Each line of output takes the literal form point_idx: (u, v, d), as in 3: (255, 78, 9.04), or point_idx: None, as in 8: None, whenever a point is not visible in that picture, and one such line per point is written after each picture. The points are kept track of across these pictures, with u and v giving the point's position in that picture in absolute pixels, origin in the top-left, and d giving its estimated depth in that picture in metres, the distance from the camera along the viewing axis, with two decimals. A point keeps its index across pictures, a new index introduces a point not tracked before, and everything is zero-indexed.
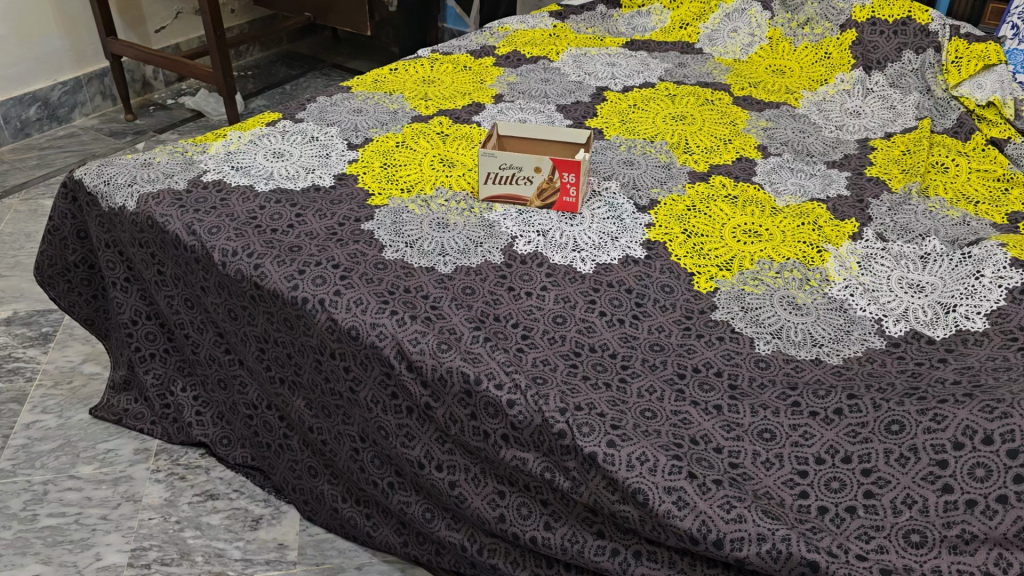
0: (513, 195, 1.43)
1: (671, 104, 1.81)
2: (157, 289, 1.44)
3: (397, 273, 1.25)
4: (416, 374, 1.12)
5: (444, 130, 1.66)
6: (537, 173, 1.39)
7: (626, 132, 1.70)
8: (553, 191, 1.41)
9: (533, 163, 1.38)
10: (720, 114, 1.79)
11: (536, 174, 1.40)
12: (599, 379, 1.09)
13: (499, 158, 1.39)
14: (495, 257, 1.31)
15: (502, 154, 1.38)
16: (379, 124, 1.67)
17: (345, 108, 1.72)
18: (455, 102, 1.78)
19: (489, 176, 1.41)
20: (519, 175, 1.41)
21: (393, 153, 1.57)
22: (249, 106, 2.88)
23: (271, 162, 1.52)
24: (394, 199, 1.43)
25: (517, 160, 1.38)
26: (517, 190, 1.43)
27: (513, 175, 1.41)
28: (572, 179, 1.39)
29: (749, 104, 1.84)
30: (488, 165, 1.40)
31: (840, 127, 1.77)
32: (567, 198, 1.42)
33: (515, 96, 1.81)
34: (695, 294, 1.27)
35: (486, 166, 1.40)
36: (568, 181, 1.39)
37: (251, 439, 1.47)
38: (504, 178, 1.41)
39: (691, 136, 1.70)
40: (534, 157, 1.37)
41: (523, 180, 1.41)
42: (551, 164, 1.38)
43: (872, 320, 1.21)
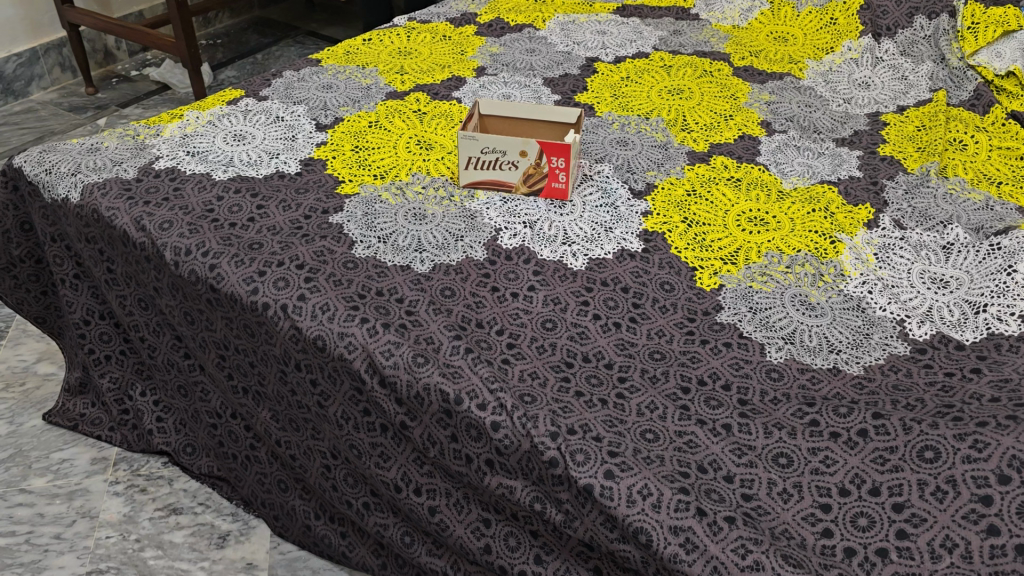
0: (496, 181, 1.31)
1: (667, 76, 1.68)
2: (108, 287, 1.31)
3: (369, 273, 1.13)
4: (390, 390, 1.00)
5: (421, 108, 1.53)
6: (523, 157, 1.27)
7: (619, 108, 1.57)
8: (541, 176, 1.29)
9: (518, 146, 1.25)
10: (719, 86, 1.66)
11: (522, 158, 1.27)
12: (594, 395, 0.98)
13: (480, 141, 1.26)
14: (477, 252, 1.18)
15: (484, 137, 1.25)
16: (351, 102, 1.53)
17: (314, 85, 1.58)
18: (434, 76, 1.64)
19: (469, 160, 1.29)
20: (502, 160, 1.28)
21: (366, 135, 1.44)
22: (218, 78, 2.72)
23: (230, 146, 1.39)
24: (366, 187, 1.31)
25: (501, 143, 1.25)
26: (501, 176, 1.30)
27: (496, 159, 1.28)
28: (562, 164, 1.26)
29: (749, 75, 1.71)
30: (469, 148, 1.27)
31: (849, 100, 1.65)
32: (556, 184, 1.29)
33: (498, 69, 1.68)
34: (698, 293, 1.15)
35: (467, 150, 1.28)
36: (558, 165, 1.27)
37: (216, 450, 1.35)
38: (487, 163, 1.29)
39: (689, 112, 1.57)
40: (519, 139, 1.24)
41: (507, 165, 1.28)
42: (538, 148, 1.26)
43: (894, 321, 1.10)
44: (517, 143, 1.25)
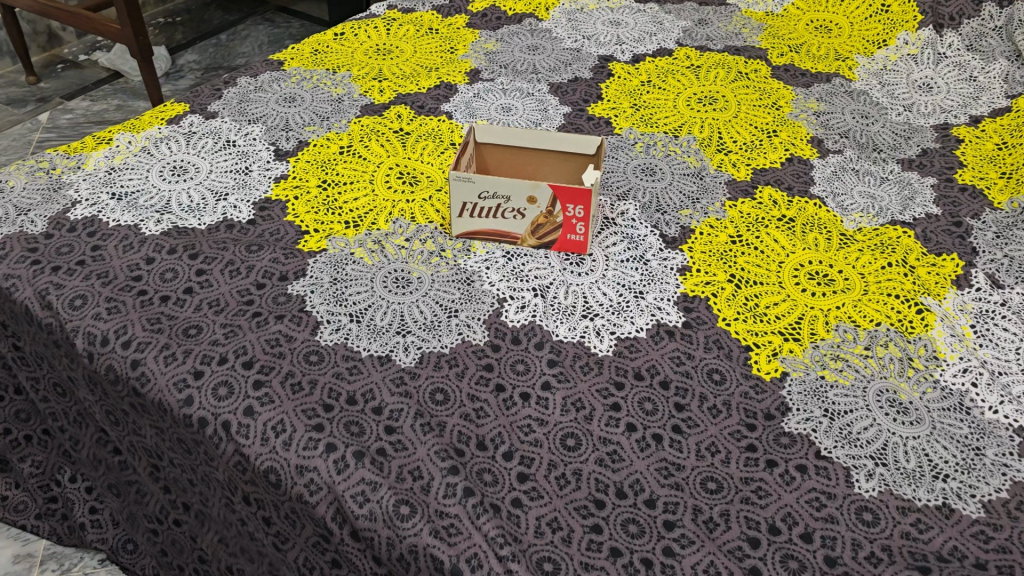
0: (497, 230, 1.05)
1: (696, 79, 1.42)
2: (17, 365, 1.05)
3: (338, 370, 0.88)
4: (366, 546, 0.77)
5: (403, 126, 1.26)
6: (532, 203, 1.01)
7: (642, 122, 1.31)
8: (554, 227, 1.03)
9: (526, 191, 1.00)
10: (758, 92, 1.39)
11: (529, 204, 1.02)
12: (635, 556, 0.74)
13: (477, 182, 1.00)
14: (476, 334, 0.93)
15: (482, 178, 0.99)
16: (317, 121, 1.27)
17: (273, 98, 1.31)
18: (419, 83, 1.37)
19: (463, 205, 1.03)
20: (505, 206, 1.02)
21: (336, 166, 1.18)
22: (176, 62, 2.43)
23: (167, 184, 1.12)
24: (335, 240, 1.05)
25: (503, 186, 1.00)
26: (504, 226, 1.05)
27: (497, 205, 1.02)
28: (581, 212, 1.01)
29: (791, 76, 1.45)
30: (463, 191, 1.02)
31: (910, 107, 1.40)
32: (572, 236, 1.04)
33: (495, 72, 1.41)
34: (757, 386, 0.91)
35: (460, 193, 1.02)
36: (576, 214, 1.02)
37: (159, 557, 1.11)
38: (486, 208, 1.03)
39: (725, 126, 1.32)
40: (526, 182, 0.99)
41: (511, 211, 1.03)
42: (550, 193, 1.00)
43: (1009, 428, 0.87)
44: (523, 187, 0.99)
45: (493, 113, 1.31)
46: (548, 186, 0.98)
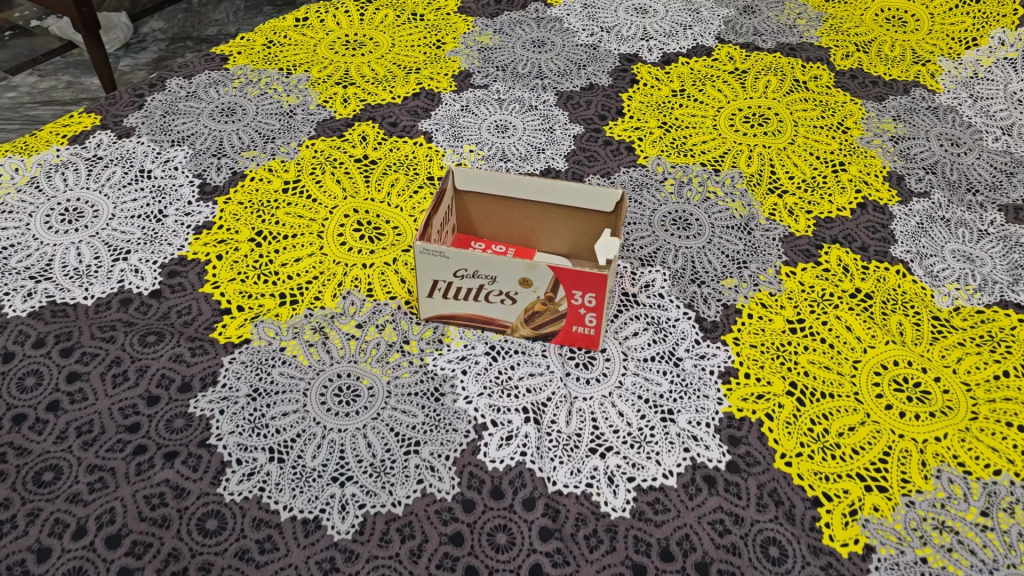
0: (480, 315, 0.79)
1: (742, 89, 1.13)
2: None
3: (242, 546, 0.62)
4: None
5: (368, 152, 0.99)
6: (526, 287, 0.75)
7: (672, 148, 1.03)
8: (556, 316, 0.77)
9: (517, 271, 0.73)
10: (819, 109, 1.11)
11: (522, 288, 0.75)
12: None
13: (450, 257, 0.74)
14: (442, 482, 0.68)
15: (456, 252, 0.73)
16: (259, 143, 0.99)
17: (207, 109, 1.04)
18: (394, 90, 1.09)
19: (434, 283, 0.77)
20: (490, 287, 0.76)
21: (276, 210, 0.91)
22: (139, 30, 2.14)
23: (52, 236, 0.86)
24: (262, 325, 0.79)
25: (486, 263, 0.73)
26: (488, 311, 0.78)
27: (479, 285, 0.76)
28: (593, 301, 0.74)
29: (859, 85, 1.16)
30: (432, 267, 0.75)
31: (1011, 129, 1.11)
32: (579, 328, 0.77)
33: (490, 75, 1.13)
34: (830, 571, 0.65)
35: (428, 269, 0.75)
36: (586, 303, 0.75)
37: None
38: (464, 288, 0.77)
39: (780, 154, 1.04)
40: (516, 259, 0.72)
41: (498, 294, 0.76)
42: (551, 277, 0.73)
43: None
44: (514, 266, 0.73)
45: (483, 134, 1.03)
46: (547, 267, 0.72)
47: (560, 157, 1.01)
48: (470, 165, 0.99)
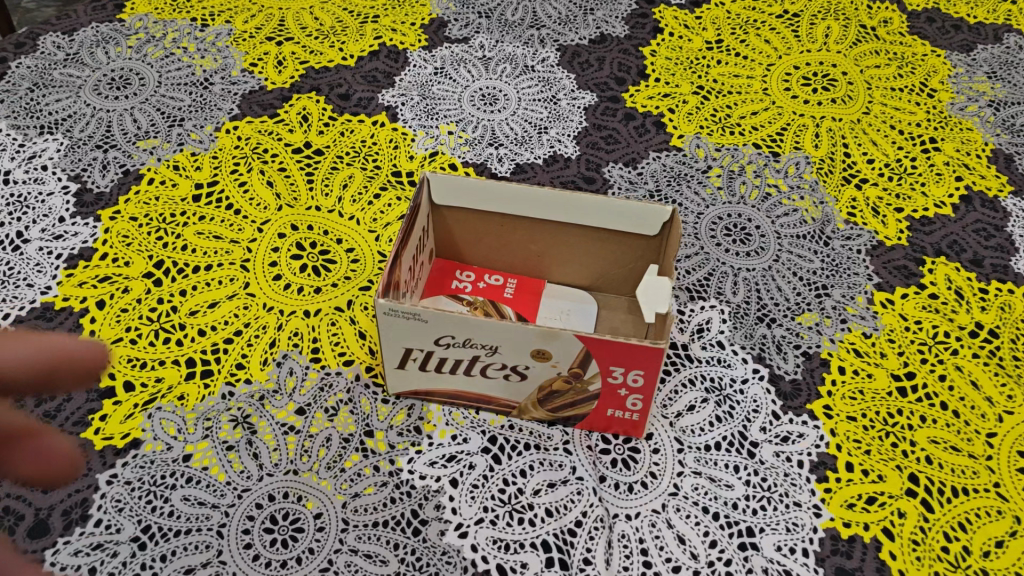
0: (473, 393, 0.55)
1: (795, 38, 0.88)
2: None
3: None
4: None
5: (311, 139, 0.73)
6: (542, 361, 0.50)
7: (715, 122, 0.79)
8: (584, 397, 0.53)
9: (529, 340, 0.49)
10: (895, 65, 0.87)
11: (535, 363, 0.51)
12: None
13: (429, 320, 0.49)
14: None
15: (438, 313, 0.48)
16: (162, 127, 0.73)
17: (91, 78, 0.77)
18: (344, 46, 0.82)
19: (405, 354, 0.52)
20: (487, 360, 0.51)
21: (183, 229, 0.65)
22: None
23: None
24: (159, 415, 0.54)
25: (484, 329, 0.49)
26: (485, 388, 0.54)
27: (471, 357, 0.51)
28: (640, 380, 0.51)
29: (938, 31, 0.91)
30: (401, 334, 0.50)
31: None
32: (617, 412, 0.54)
33: (471, 24, 0.86)
34: None
35: (395, 337, 0.51)
36: (629, 382, 0.51)
37: None
38: (449, 361, 0.52)
39: (853, 128, 0.80)
40: (529, 325, 0.48)
41: (500, 369, 0.52)
42: (579, 351, 0.49)
43: None
44: (526, 333, 0.48)
45: (465, 107, 0.78)
46: (576, 335, 0.47)
47: (568, 139, 0.76)
48: (450, 152, 0.73)
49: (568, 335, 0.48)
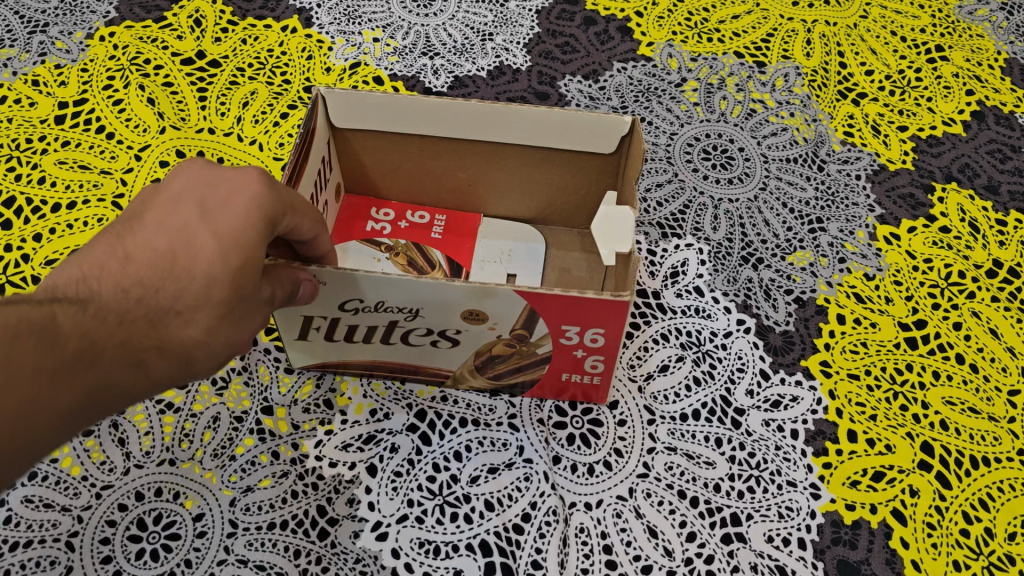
0: (394, 363, 0.44)
1: None
2: None
3: None
4: None
5: (204, 47, 0.60)
6: (476, 322, 0.39)
7: (689, 27, 0.67)
8: (531, 361, 0.42)
9: (458, 299, 0.38)
10: None
11: (470, 326, 0.40)
12: None
13: (326, 284, 0.38)
14: None
15: (337, 273, 0.37)
16: (19, 34, 0.60)
17: None
18: None
19: (305, 325, 0.41)
20: (408, 325, 0.40)
21: (40, 157, 0.53)
22: None
23: None
24: None
25: (400, 290, 0.37)
26: (410, 357, 0.43)
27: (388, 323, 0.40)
28: (601, 341, 0.40)
29: None
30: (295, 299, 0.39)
31: None
32: (573, 376, 0.44)
33: None
34: None
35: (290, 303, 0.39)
36: (587, 343, 0.41)
37: None
38: (360, 329, 0.41)
39: (850, 34, 0.68)
40: (456, 282, 0.37)
41: (425, 334, 0.41)
42: (523, 312, 0.38)
43: None
44: (452, 291, 0.37)
45: (394, 9, 0.65)
46: (515, 292, 0.37)
47: (518, 47, 0.64)
48: (375, 63, 0.61)
49: (506, 292, 0.37)
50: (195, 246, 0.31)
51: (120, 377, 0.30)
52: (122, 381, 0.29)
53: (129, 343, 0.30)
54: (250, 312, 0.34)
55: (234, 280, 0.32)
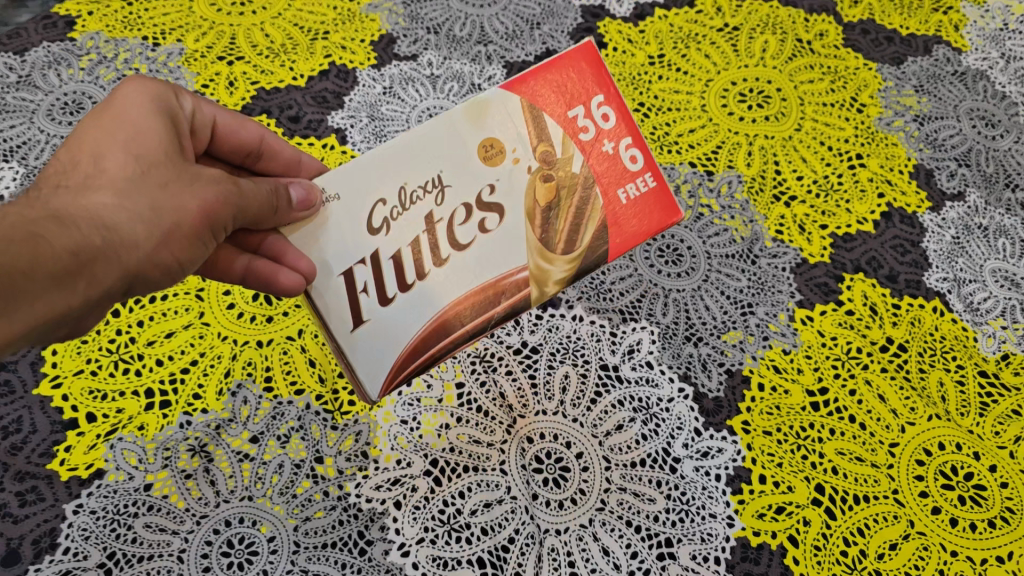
0: (475, 295, 0.56)
1: (736, 54, 0.91)
2: None
3: None
4: None
5: None
6: (497, 156, 0.57)
7: (653, 141, 0.83)
8: (582, 194, 0.58)
9: (466, 130, 0.56)
10: (828, 80, 0.90)
11: (491, 179, 0.56)
12: None
13: (365, 177, 0.55)
14: None
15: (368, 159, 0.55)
16: None
17: (46, 101, 0.82)
18: (295, 64, 0.86)
19: (354, 288, 0.54)
20: (445, 213, 0.55)
21: None
22: None
23: None
24: (120, 446, 0.59)
25: (424, 155, 0.56)
26: (480, 274, 0.56)
27: (429, 221, 0.55)
28: (608, 117, 0.59)
29: (872, 44, 0.94)
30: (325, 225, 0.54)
31: None
32: (626, 182, 0.58)
33: (419, 42, 0.89)
34: None
35: (312, 246, 0.53)
36: (602, 125, 0.59)
37: None
38: (408, 253, 0.55)
39: (785, 147, 0.84)
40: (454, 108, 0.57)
41: (467, 221, 0.56)
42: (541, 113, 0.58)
43: None
44: (458, 123, 0.56)
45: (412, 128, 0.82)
46: (501, 89, 0.57)
47: None
48: None
49: (491, 95, 0.57)
50: (87, 147, 0.50)
51: (36, 244, 0.42)
52: (37, 249, 0.42)
53: (33, 220, 0.44)
54: (163, 184, 0.50)
55: (118, 150, 0.50)
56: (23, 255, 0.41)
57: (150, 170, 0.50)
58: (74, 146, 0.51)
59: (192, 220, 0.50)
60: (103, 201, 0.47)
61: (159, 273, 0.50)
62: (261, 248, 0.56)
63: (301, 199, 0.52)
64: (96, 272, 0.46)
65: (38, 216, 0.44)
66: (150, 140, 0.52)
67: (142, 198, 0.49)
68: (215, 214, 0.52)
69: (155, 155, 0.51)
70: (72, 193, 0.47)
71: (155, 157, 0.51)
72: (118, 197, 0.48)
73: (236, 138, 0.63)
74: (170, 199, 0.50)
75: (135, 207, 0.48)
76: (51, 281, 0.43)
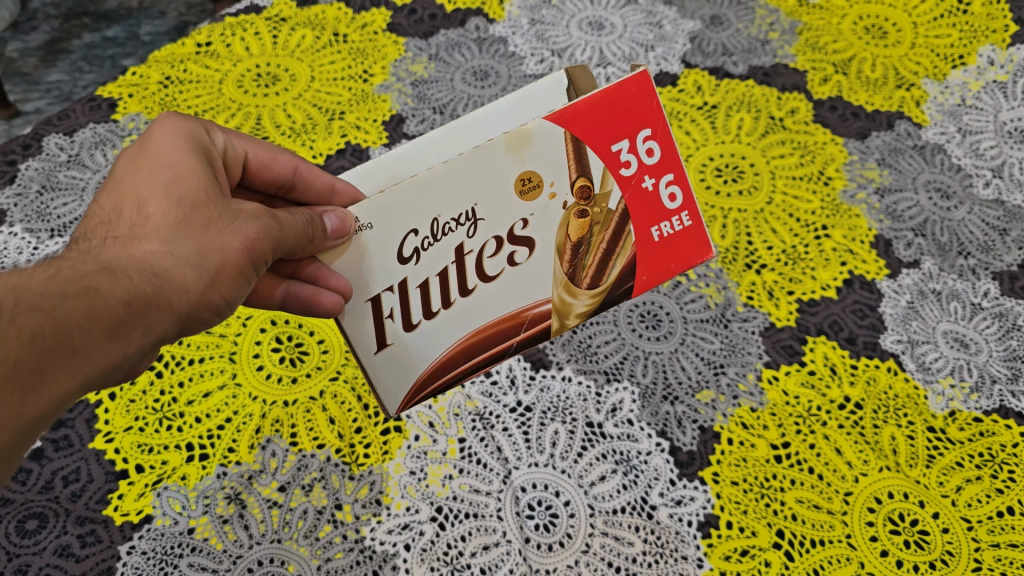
0: (504, 318, 0.67)
1: (714, 131, 1.00)
2: None
3: None
4: None
5: None
6: (534, 188, 0.63)
7: None
8: (614, 225, 0.65)
9: (508, 162, 0.62)
10: (798, 154, 0.99)
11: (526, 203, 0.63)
12: None
13: (408, 210, 0.62)
14: None
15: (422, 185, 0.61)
16: None
17: (93, 181, 0.91)
18: (314, 143, 0.95)
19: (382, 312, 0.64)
20: (477, 243, 0.63)
21: None
22: None
23: None
24: (166, 494, 0.67)
25: (468, 183, 0.62)
26: (509, 302, 0.66)
27: (461, 249, 0.63)
28: (652, 150, 0.64)
29: (840, 120, 1.03)
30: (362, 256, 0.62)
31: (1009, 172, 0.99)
32: (663, 213, 0.66)
33: (426, 121, 0.99)
34: None
35: (348, 274, 0.62)
36: (645, 157, 0.64)
37: None
38: (437, 281, 0.64)
39: (757, 218, 0.93)
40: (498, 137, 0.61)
41: (497, 252, 0.64)
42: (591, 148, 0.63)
43: None
44: (501, 151, 0.61)
45: None
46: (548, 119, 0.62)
47: None
48: None
49: (535, 126, 0.61)
50: (132, 197, 0.56)
51: (84, 301, 0.46)
52: (86, 307, 0.46)
53: (84, 276, 0.48)
54: (206, 223, 0.56)
55: (160, 196, 0.56)
56: (72, 314, 0.45)
57: (193, 210, 0.56)
58: (121, 195, 0.57)
59: (236, 257, 0.56)
60: (152, 249, 0.53)
61: (209, 312, 0.55)
62: (295, 275, 0.65)
63: (336, 226, 0.60)
64: (153, 318, 0.50)
65: (91, 272, 0.48)
66: (190, 183, 0.57)
67: (187, 240, 0.54)
68: (259, 245, 0.57)
69: (198, 196, 0.57)
70: (122, 242, 0.53)
71: (196, 197, 0.57)
72: (163, 242, 0.53)
73: (269, 168, 0.71)
74: (213, 238, 0.55)
75: (182, 249, 0.54)
76: (99, 337, 0.47)
